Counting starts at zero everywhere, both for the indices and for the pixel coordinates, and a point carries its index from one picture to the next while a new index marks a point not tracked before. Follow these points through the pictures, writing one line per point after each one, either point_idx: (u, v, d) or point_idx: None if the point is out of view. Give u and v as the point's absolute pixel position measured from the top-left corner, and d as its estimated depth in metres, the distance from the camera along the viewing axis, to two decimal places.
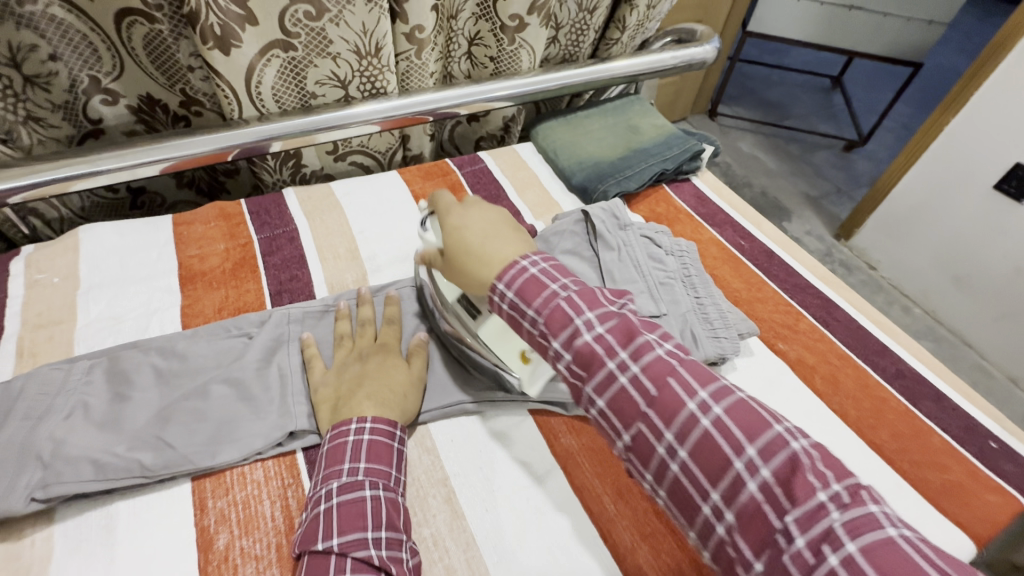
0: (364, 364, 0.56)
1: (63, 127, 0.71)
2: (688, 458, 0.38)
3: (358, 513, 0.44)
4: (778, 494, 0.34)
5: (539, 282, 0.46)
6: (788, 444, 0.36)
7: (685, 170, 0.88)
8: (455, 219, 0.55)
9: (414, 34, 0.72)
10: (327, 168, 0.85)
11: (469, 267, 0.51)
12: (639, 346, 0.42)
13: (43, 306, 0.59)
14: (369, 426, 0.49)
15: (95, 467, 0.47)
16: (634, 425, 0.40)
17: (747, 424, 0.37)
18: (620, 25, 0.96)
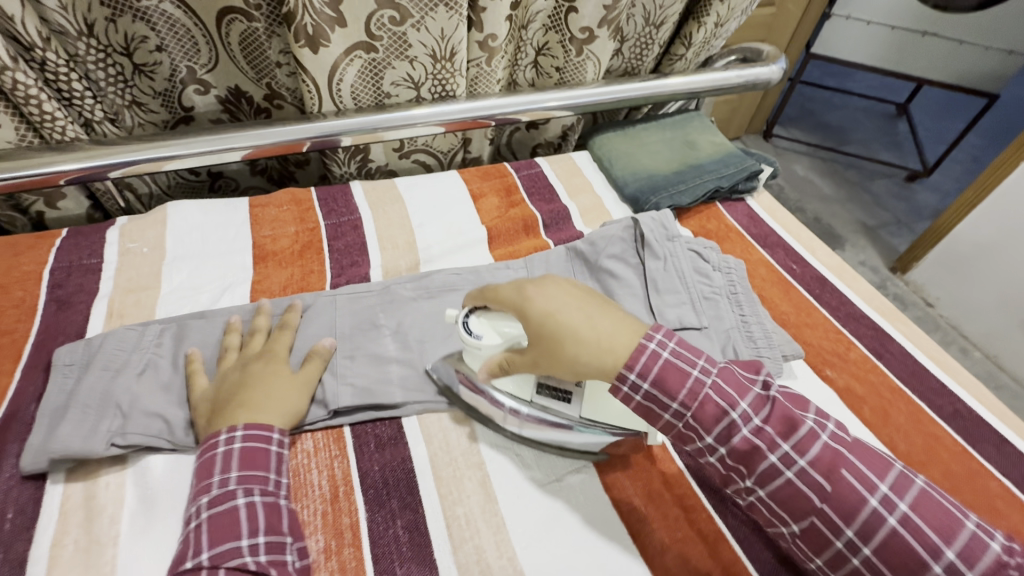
0: (244, 371, 0.52)
1: (160, 113, 0.78)
2: (833, 512, 0.41)
3: (232, 524, 0.42)
4: (918, 526, 0.39)
5: (676, 367, 0.45)
6: (910, 479, 0.42)
7: (740, 189, 0.86)
8: (538, 304, 0.47)
9: (488, 42, 0.75)
10: (392, 165, 0.88)
11: (584, 359, 0.45)
12: (756, 401, 0.45)
13: (133, 272, 0.65)
14: (240, 434, 0.46)
15: (168, 424, 0.50)
16: (775, 487, 0.42)
17: (871, 464, 0.42)
18: (686, 42, 0.97)
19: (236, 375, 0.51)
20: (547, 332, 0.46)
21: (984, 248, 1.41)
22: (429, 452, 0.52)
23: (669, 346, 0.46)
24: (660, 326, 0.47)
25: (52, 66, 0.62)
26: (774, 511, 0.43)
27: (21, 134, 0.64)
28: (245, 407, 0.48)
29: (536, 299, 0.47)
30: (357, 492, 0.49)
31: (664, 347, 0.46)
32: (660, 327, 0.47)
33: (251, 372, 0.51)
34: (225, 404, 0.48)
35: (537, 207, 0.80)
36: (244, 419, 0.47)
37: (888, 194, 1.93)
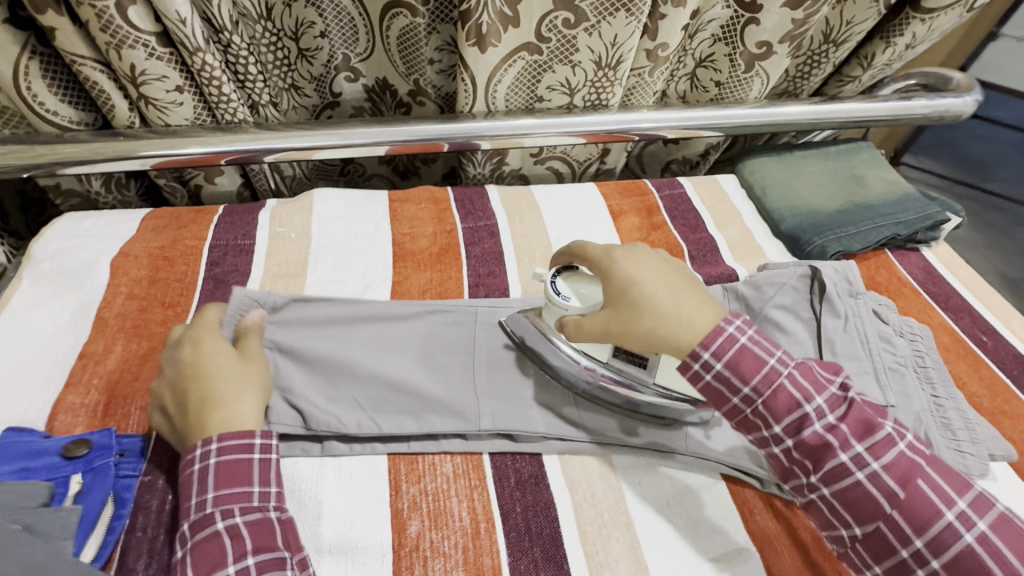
0: (177, 369, 0.48)
1: (313, 97, 0.78)
2: (896, 507, 0.39)
3: (220, 550, 0.39)
4: (998, 548, 0.37)
5: (753, 353, 0.42)
6: (956, 534, 0.37)
7: (919, 239, 0.76)
8: (629, 268, 0.47)
9: (657, 51, 0.70)
10: (525, 170, 0.85)
11: (655, 324, 0.44)
12: (802, 417, 0.41)
13: (282, 258, 0.65)
14: (216, 448, 0.43)
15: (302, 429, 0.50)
16: (831, 466, 0.40)
17: (949, 477, 0.39)
18: (864, 63, 0.86)
19: (180, 365, 0.48)
20: (629, 297, 0.46)
21: None
22: (573, 499, 0.49)
23: (710, 362, 0.42)
24: (734, 311, 0.45)
25: (235, 49, 0.62)
26: (842, 532, 0.41)
27: (197, 113, 0.66)
28: (210, 405, 0.45)
29: (619, 268, 0.48)
30: (499, 531, 0.47)
31: (739, 333, 0.43)
32: (735, 312, 0.44)
33: (207, 363, 0.48)
34: (187, 408, 0.46)
35: (682, 234, 0.75)
36: (218, 429, 0.44)
37: None
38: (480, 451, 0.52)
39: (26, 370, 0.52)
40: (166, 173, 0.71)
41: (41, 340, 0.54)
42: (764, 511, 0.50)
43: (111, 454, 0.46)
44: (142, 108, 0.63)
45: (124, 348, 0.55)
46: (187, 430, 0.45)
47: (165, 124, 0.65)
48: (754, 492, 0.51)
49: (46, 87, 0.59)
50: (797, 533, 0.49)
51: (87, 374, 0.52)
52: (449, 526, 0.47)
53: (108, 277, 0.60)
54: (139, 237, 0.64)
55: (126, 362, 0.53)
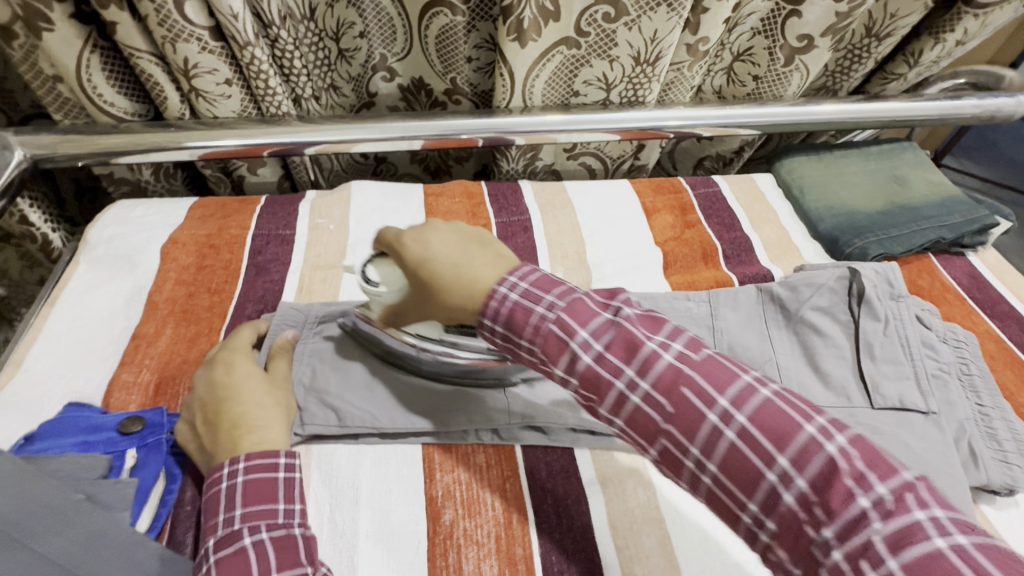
0: (204, 393, 0.48)
1: (350, 97, 0.80)
2: (720, 473, 0.33)
3: (245, 566, 0.38)
4: (755, 439, 0.32)
5: (524, 308, 0.38)
6: (820, 447, 0.31)
7: (964, 243, 0.74)
8: (416, 248, 0.42)
9: (697, 45, 0.69)
10: (558, 165, 0.85)
11: (452, 301, 0.40)
12: (643, 359, 0.35)
13: (321, 249, 0.67)
14: (243, 466, 0.43)
15: (338, 416, 0.51)
16: (656, 442, 0.35)
17: (775, 429, 0.32)
18: (911, 60, 0.83)
19: (213, 386, 0.49)
20: (421, 278, 0.41)
21: None
22: (605, 494, 0.50)
23: (521, 288, 0.38)
24: (523, 265, 0.40)
25: (282, 43, 0.64)
26: (721, 492, 0.33)
27: (244, 105, 0.68)
28: (242, 427, 0.46)
29: (414, 245, 0.42)
30: (532, 522, 0.48)
31: (516, 290, 0.38)
32: (523, 267, 0.40)
33: (241, 386, 0.49)
34: (219, 429, 0.46)
35: (716, 233, 0.74)
36: (248, 449, 0.44)
37: None
38: (512, 444, 0.53)
39: (84, 349, 0.55)
40: (212, 164, 0.74)
41: (98, 321, 0.57)
42: None
43: (163, 431, 0.49)
44: (192, 100, 0.66)
45: (174, 331, 0.57)
46: (216, 449, 0.45)
47: (213, 116, 0.67)
48: None
49: (105, 79, 0.62)
50: None
51: (139, 354, 0.55)
52: (482, 515, 0.48)
53: (158, 263, 0.62)
54: (187, 225, 0.66)
55: (175, 345, 0.56)
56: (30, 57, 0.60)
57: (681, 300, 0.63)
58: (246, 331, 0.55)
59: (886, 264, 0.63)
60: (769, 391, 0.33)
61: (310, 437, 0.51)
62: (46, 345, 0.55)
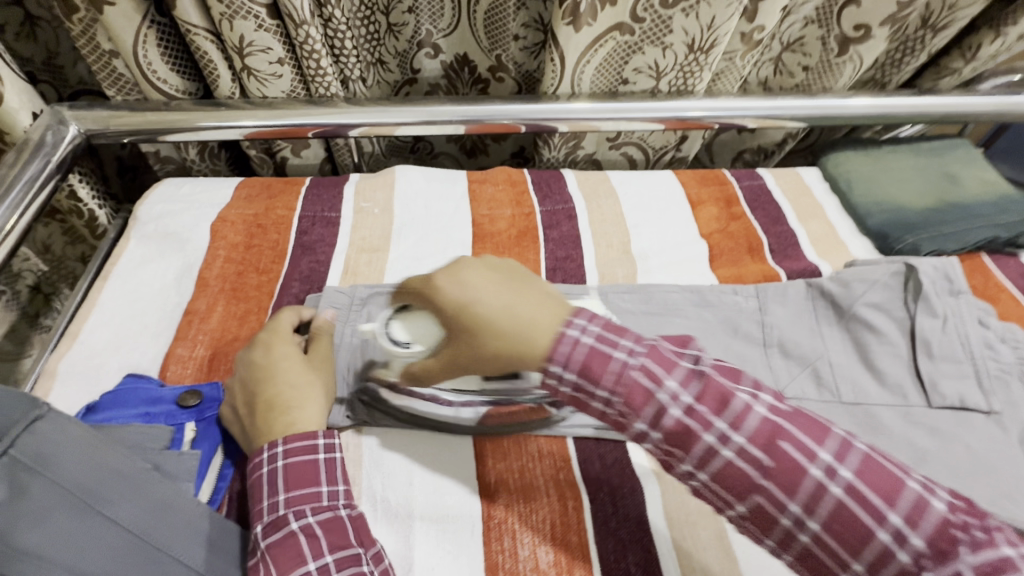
0: (239, 378, 0.48)
1: (395, 73, 0.80)
2: (821, 531, 0.33)
3: (297, 550, 0.38)
4: (862, 494, 0.32)
5: (601, 353, 0.36)
6: (929, 502, 0.32)
7: (1021, 242, 0.71)
8: (453, 290, 0.40)
9: (752, 34, 0.68)
10: (599, 155, 0.84)
11: (510, 352, 0.38)
12: (797, 451, 0.33)
13: (367, 232, 0.67)
14: (283, 451, 0.42)
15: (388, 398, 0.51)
16: (749, 498, 0.34)
17: (880, 484, 0.32)
18: (968, 54, 0.81)
19: (249, 366, 0.48)
20: (465, 323, 0.39)
21: None
22: (660, 485, 0.49)
23: (594, 333, 0.37)
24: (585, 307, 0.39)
25: (335, 23, 0.64)
26: (821, 551, 0.33)
27: (294, 86, 0.67)
28: (277, 409, 0.45)
29: (448, 286, 0.41)
30: (586, 510, 0.47)
31: (588, 335, 0.36)
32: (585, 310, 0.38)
33: (276, 367, 0.48)
34: (257, 411, 0.45)
35: (763, 226, 0.72)
36: (284, 431, 0.43)
37: None
38: (564, 435, 0.52)
39: (138, 324, 0.55)
40: (257, 145, 0.74)
41: (149, 296, 0.57)
42: None
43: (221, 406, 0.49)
44: (243, 79, 0.66)
45: (225, 308, 0.57)
46: (255, 432, 0.44)
47: (262, 96, 0.67)
48: None
49: (160, 55, 0.62)
50: None
51: (192, 330, 0.55)
52: (537, 502, 0.47)
53: (207, 241, 0.62)
54: (234, 205, 0.66)
55: (227, 322, 0.56)
56: (87, 31, 0.60)
57: (729, 294, 0.62)
58: (286, 312, 0.54)
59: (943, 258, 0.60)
60: (859, 448, 0.34)
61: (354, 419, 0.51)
62: (100, 319, 0.55)
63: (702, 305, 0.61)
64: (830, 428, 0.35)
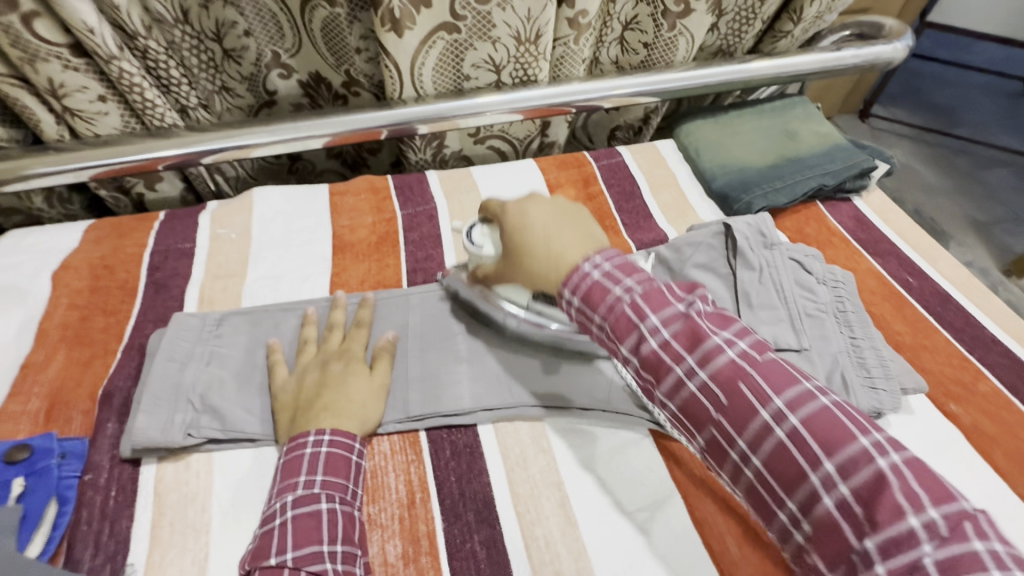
0: (303, 377, 0.54)
1: (247, 97, 0.79)
2: (762, 466, 0.37)
3: (315, 527, 0.43)
4: (805, 441, 0.35)
5: (602, 286, 0.44)
6: (870, 460, 0.33)
7: (847, 188, 0.77)
8: (515, 211, 0.53)
9: (578, 18, 0.71)
10: (466, 151, 0.86)
11: (543, 269, 0.48)
12: (745, 396, 0.38)
13: (222, 258, 0.67)
14: (328, 438, 0.48)
15: (223, 422, 0.52)
16: (704, 428, 0.39)
17: (830, 437, 0.35)
18: (795, 17, 0.87)
19: (326, 375, 0.53)
20: (516, 243, 0.51)
21: None
22: (506, 465, 0.52)
23: (638, 289, 0.43)
24: (609, 250, 0.47)
25: (153, 54, 0.64)
26: (762, 488, 0.37)
27: (125, 121, 0.67)
28: (329, 413, 0.50)
29: (513, 213, 0.52)
30: (433, 499, 0.50)
31: (598, 271, 0.45)
32: (611, 253, 0.47)
33: (346, 377, 0.53)
34: (313, 404, 0.51)
35: (616, 204, 0.76)
36: (328, 424, 0.49)
37: (1004, 186, 1.94)
38: (418, 429, 0.54)
39: None
40: (106, 184, 0.72)
41: None
42: (693, 463, 0.53)
43: (53, 457, 0.49)
44: (69, 121, 0.64)
45: (66, 356, 0.57)
46: (299, 426, 0.50)
47: (94, 135, 0.66)
48: (680, 445, 0.54)
49: None
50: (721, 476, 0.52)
51: (28, 383, 0.54)
52: (386, 498, 0.50)
53: (50, 290, 0.61)
54: (82, 249, 0.65)
55: (69, 370, 0.56)
56: None
57: None
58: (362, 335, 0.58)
59: (759, 214, 0.66)
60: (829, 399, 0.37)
61: (201, 443, 0.52)
62: None
63: None
64: (800, 382, 0.38)
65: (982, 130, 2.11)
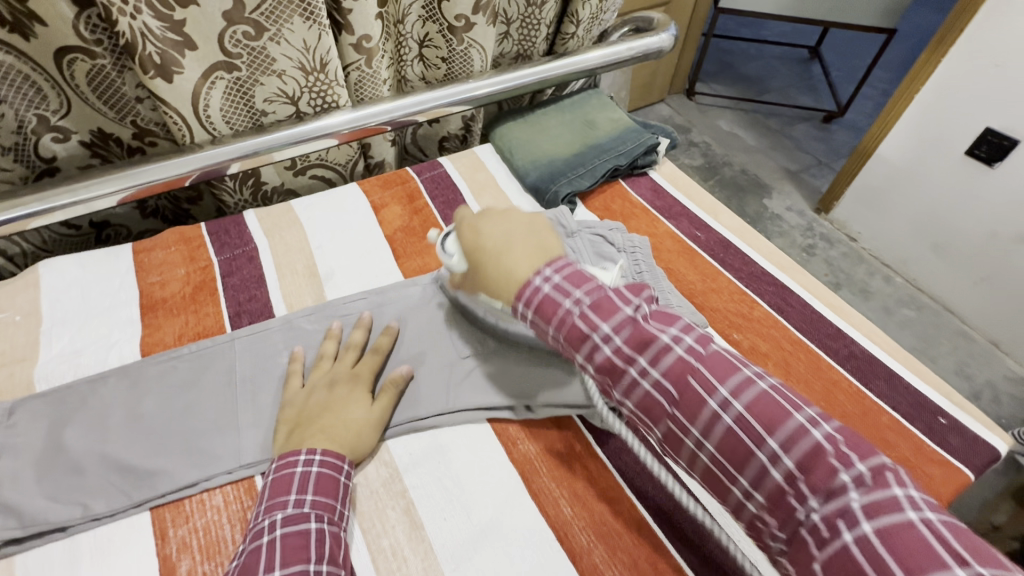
0: (330, 392, 0.55)
1: (16, 169, 0.70)
2: (670, 406, 0.40)
3: (300, 543, 0.43)
4: (701, 372, 0.39)
5: (530, 284, 0.46)
6: (756, 384, 0.38)
7: (640, 164, 0.87)
8: (473, 228, 0.54)
9: (362, 44, 0.73)
10: (288, 184, 0.85)
11: (495, 283, 0.50)
12: (615, 315, 0.43)
13: (7, 344, 0.60)
14: (318, 459, 0.49)
15: (20, 518, 0.48)
16: (626, 384, 0.42)
17: (719, 369, 0.40)
18: (574, 19, 0.96)
19: (326, 397, 0.54)
20: (473, 249, 0.52)
21: (905, 173, 1.58)
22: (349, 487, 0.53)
23: (553, 282, 0.45)
24: (558, 260, 0.48)
25: None
26: (673, 424, 0.40)
27: None
28: (325, 433, 0.51)
29: (468, 230, 0.54)
30: None
31: (549, 282, 0.46)
32: (560, 263, 0.47)
33: (347, 407, 0.54)
34: (314, 421, 0.52)
35: (442, 213, 0.79)
36: (321, 442, 0.50)
37: (808, 138, 2.27)
38: (253, 474, 0.53)
39: None
40: None
41: None
42: (526, 439, 0.58)
43: None
44: None
45: None
46: (292, 440, 0.51)
47: None
48: (515, 425, 0.59)
49: None
50: (552, 449, 0.57)
51: None
52: (223, 552, 0.49)
53: None
54: None
55: None
56: None
57: (409, 286, 0.68)
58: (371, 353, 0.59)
59: (554, 210, 0.73)
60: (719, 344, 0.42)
61: None
62: None
63: (386, 303, 0.66)
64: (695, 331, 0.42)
65: (785, 94, 2.46)
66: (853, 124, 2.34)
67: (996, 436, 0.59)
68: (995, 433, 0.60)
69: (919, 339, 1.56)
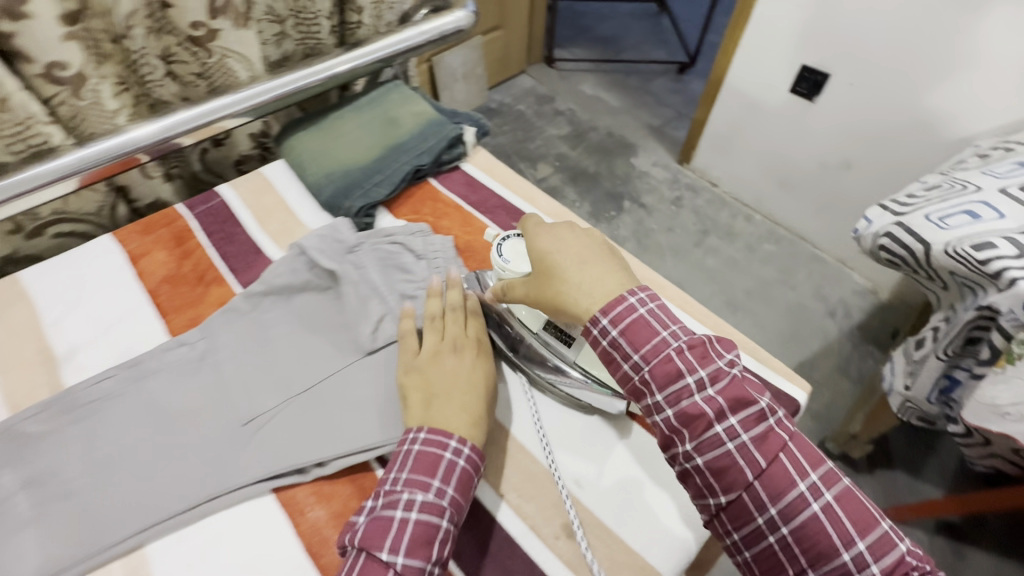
0: (456, 357, 0.53)
1: None
2: (755, 480, 0.42)
3: (422, 539, 0.41)
4: (795, 454, 0.43)
5: (648, 324, 0.46)
6: (837, 475, 0.43)
7: (447, 160, 0.81)
8: (547, 241, 0.53)
9: (55, 72, 0.60)
10: (22, 249, 0.70)
11: (567, 306, 0.49)
12: (716, 370, 0.44)
13: None
14: (466, 451, 0.46)
15: None
16: (715, 445, 0.43)
17: (807, 454, 0.43)
18: (354, 7, 0.87)
19: (447, 365, 0.52)
20: (546, 266, 0.51)
21: (745, 117, 1.65)
22: None
23: (648, 309, 0.47)
24: (647, 287, 0.49)
25: None
26: (749, 496, 0.42)
27: None
28: (445, 405, 0.49)
29: (544, 238, 0.53)
30: None
31: (643, 306, 0.47)
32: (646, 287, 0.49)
33: (468, 372, 0.52)
34: (438, 391, 0.51)
35: (217, 250, 0.68)
36: (430, 423, 0.48)
37: (666, 91, 2.33)
38: None
39: None
40: None
41: None
42: (316, 505, 0.49)
43: None
44: None
45: None
46: (415, 413, 0.49)
47: None
48: (304, 490, 0.50)
49: None
50: (347, 509, 0.49)
51: None
52: None
53: None
54: None
55: None
56: None
57: (174, 347, 0.57)
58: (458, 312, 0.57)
59: (329, 225, 0.65)
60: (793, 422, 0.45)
61: None
62: None
63: (141, 377, 0.55)
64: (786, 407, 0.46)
65: (641, 50, 2.50)
66: (705, 73, 2.43)
67: (796, 385, 0.61)
68: (796, 382, 0.61)
69: (780, 269, 1.66)
